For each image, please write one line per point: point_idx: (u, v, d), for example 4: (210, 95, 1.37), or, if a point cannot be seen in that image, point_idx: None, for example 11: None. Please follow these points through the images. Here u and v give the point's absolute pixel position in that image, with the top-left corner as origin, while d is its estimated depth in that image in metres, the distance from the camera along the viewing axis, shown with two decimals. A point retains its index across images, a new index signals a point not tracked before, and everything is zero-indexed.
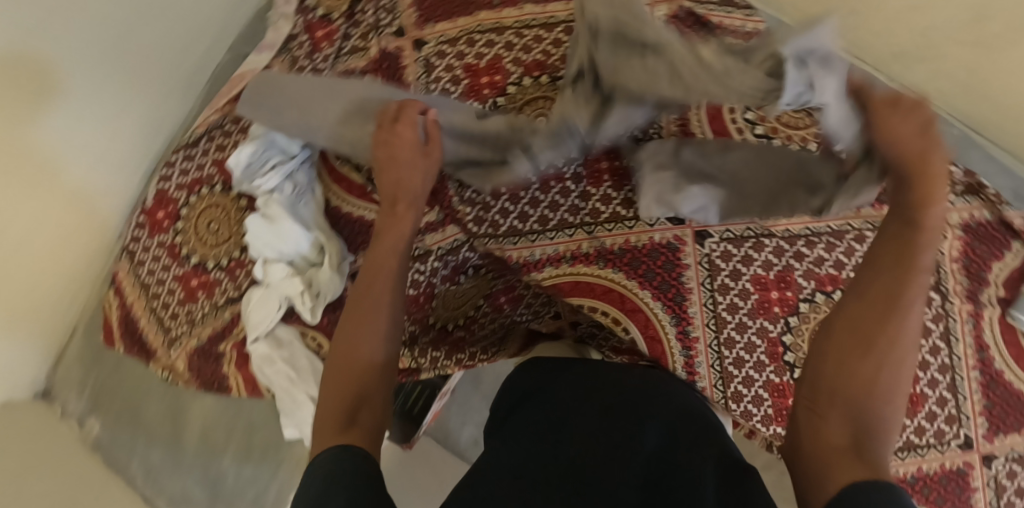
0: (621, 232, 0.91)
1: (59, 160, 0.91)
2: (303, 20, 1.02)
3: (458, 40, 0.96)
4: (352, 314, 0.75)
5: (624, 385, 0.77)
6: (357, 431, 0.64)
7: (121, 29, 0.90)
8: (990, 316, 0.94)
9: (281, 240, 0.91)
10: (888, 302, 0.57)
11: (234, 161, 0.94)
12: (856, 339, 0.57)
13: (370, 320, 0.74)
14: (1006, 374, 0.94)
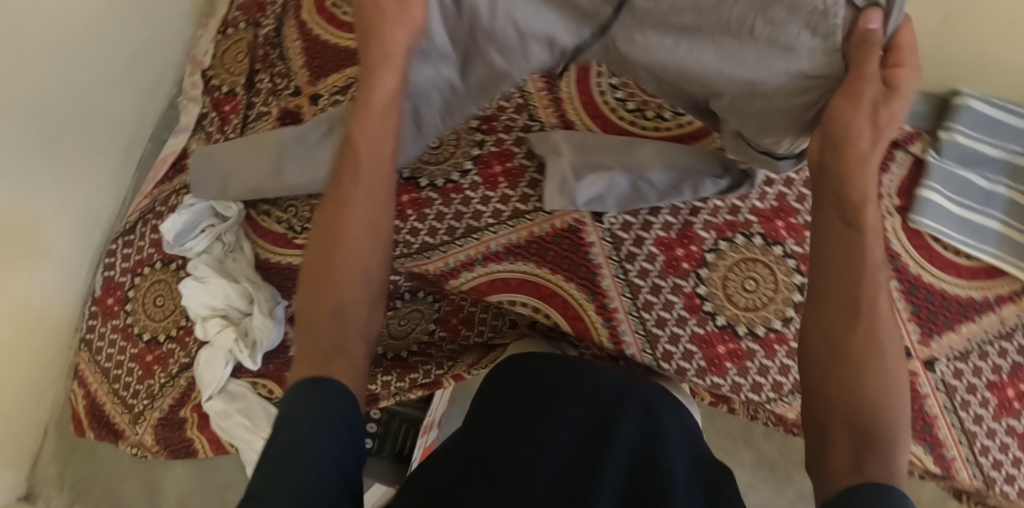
0: (524, 225, 0.97)
1: (21, 258, 0.97)
2: (208, 97, 1.10)
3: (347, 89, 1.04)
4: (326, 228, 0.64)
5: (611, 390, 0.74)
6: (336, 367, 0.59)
7: (50, 135, 0.96)
8: (893, 226, 0.97)
9: (214, 295, 0.98)
10: (839, 302, 0.57)
11: (166, 235, 1.02)
12: (830, 350, 0.56)
13: (359, 242, 0.64)
14: (924, 276, 0.96)
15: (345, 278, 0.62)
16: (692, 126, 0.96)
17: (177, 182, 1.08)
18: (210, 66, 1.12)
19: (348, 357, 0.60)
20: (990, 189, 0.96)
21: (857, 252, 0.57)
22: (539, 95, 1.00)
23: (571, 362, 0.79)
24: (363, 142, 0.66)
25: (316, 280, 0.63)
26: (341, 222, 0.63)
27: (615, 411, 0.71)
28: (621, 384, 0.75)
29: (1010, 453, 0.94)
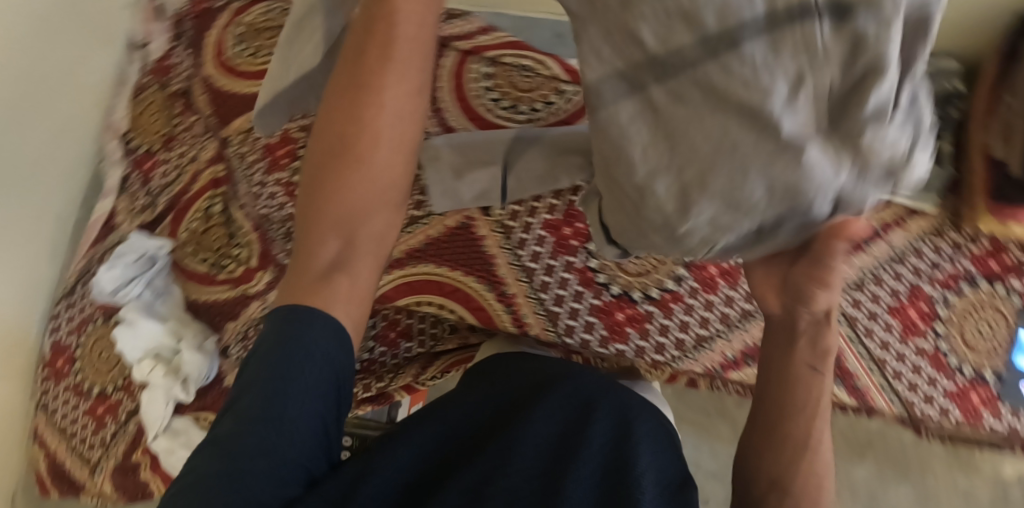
0: (421, 230, 1.02)
1: None
2: (129, 159, 1.18)
3: (252, 130, 1.12)
4: (331, 154, 0.56)
5: (600, 383, 0.66)
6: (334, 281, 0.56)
7: None
8: None
9: (143, 337, 1.04)
10: (783, 417, 0.64)
11: (95, 286, 1.06)
12: (776, 446, 0.63)
13: (357, 171, 0.56)
14: None
15: (354, 193, 0.56)
16: (565, 113, 1.01)
17: (109, 241, 1.15)
18: (128, 129, 1.19)
19: (347, 273, 0.56)
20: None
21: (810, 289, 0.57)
22: (422, 107, 1.07)
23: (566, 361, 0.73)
24: (385, 78, 0.54)
25: (325, 177, 0.57)
26: (362, 118, 0.55)
27: (592, 400, 0.63)
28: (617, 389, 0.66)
29: (922, 372, 0.98)
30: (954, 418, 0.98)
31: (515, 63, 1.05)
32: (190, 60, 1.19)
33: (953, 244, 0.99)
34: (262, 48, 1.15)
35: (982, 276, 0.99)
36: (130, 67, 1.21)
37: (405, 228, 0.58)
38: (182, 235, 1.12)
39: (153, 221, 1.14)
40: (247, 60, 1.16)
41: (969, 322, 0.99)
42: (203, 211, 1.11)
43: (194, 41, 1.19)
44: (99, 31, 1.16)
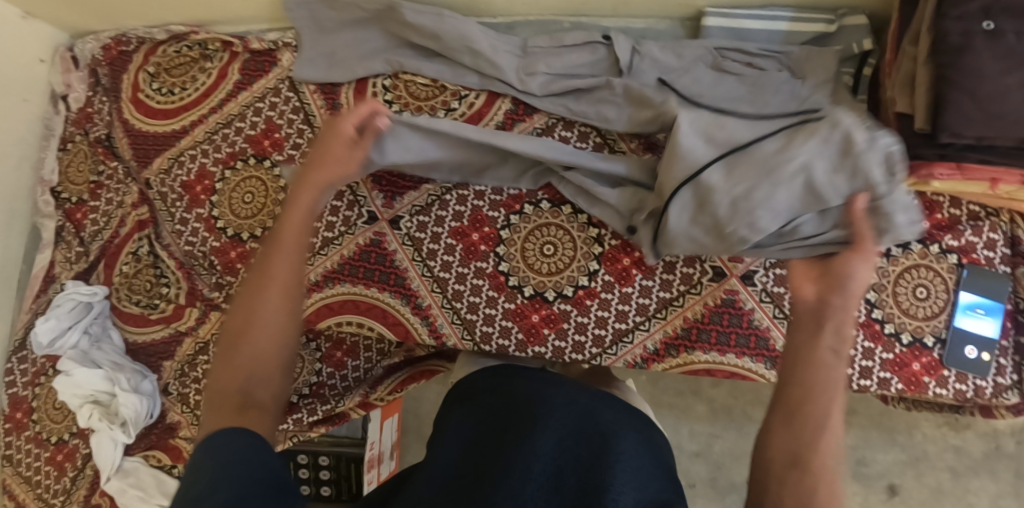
0: (335, 251, 1.02)
1: None
2: (61, 210, 1.21)
3: (170, 169, 1.13)
4: (232, 339, 0.74)
5: (585, 392, 0.82)
6: (252, 414, 0.70)
7: None
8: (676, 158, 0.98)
9: (79, 386, 1.07)
10: (805, 399, 0.64)
11: (35, 337, 1.10)
12: (783, 430, 0.64)
13: (250, 342, 0.73)
14: None
15: (254, 350, 0.73)
16: (464, 116, 1.02)
17: (50, 292, 1.18)
18: (58, 183, 1.22)
19: (261, 407, 0.71)
20: (759, 78, 0.93)
21: (834, 307, 0.66)
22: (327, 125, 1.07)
23: (527, 385, 0.83)
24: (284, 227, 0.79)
25: (236, 344, 0.74)
26: (269, 273, 0.76)
27: (590, 406, 0.79)
28: (580, 402, 0.80)
29: (856, 345, 0.94)
30: (896, 390, 0.94)
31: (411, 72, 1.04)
32: (110, 105, 1.20)
33: None
34: (176, 86, 1.16)
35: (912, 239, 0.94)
36: (56, 119, 1.23)
37: (268, 391, 0.72)
38: (117, 279, 1.14)
39: (89, 269, 1.17)
40: (162, 97, 1.16)
41: (902, 287, 0.94)
42: (133, 254, 1.13)
43: (110, 86, 1.20)
44: (17, 88, 1.19)
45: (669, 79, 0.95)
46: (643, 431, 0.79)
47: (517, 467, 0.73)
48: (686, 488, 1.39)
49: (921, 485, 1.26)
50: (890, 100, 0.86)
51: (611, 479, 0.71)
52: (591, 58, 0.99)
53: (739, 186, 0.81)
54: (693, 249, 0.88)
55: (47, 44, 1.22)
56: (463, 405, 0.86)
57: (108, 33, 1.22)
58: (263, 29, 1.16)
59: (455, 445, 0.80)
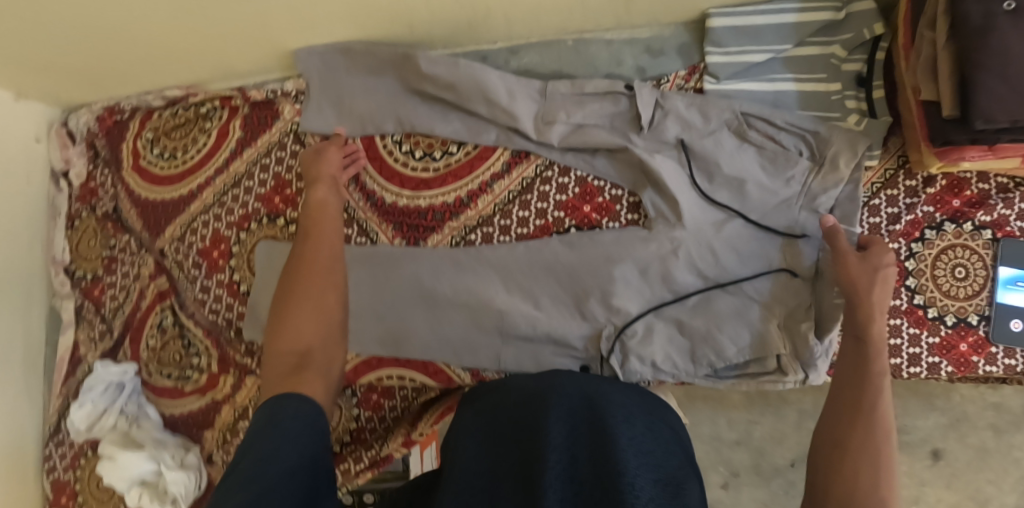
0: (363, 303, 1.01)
1: None
2: (79, 288, 1.19)
3: (183, 236, 1.12)
4: (287, 300, 0.81)
5: (587, 389, 0.82)
6: (308, 376, 0.73)
7: None
8: None
9: (127, 468, 1.04)
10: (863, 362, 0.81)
11: (70, 424, 1.09)
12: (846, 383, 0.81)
13: (298, 317, 0.79)
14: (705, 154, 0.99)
15: (302, 314, 0.79)
16: (476, 148, 1.02)
17: (79, 373, 1.17)
18: (71, 261, 1.20)
19: (312, 371, 0.74)
20: (779, 153, 0.92)
21: (862, 283, 0.82)
22: None
23: (534, 390, 0.83)
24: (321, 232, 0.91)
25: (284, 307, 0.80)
26: (315, 249, 0.88)
27: (596, 401, 0.80)
28: (585, 394, 0.80)
29: (903, 333, 0.94)
30: (946, 373, 0.93)
31: (424, 131, 1.03)
32: (112, 177, 1.19)
33: (907, 190, 0.94)
34: (177, 150, 1.15)
35: (945, 220, 0.93)
36: (59, 197, 1.21)
37: (323, 350, 0.77)
38: (146, 352, 1.12)
39: (115, 346, 1.15)
40: (165, 163, 1.16)
41: (940, 268, 0.93)
42: (159, 325, 1.12)
43: (110, 157, 1.19)
44: (16, 170, 1.16)
45: (693, 142, 0.93)
46: (648, 424, 0.80)
47: (528, 461, 0.72)
48: (730, 478, 1.39)
49: (965, 446, 1.25)
50: (912, 86, 0.85)
51: (623, 459, 0.70)
52: (613, 109, 0.96)
53: (699, 319, 0.91)
54: (663, 368, 0.92)
55: (39, 122, 1.19)
56: (478, 414, 0.85)
57: (100, 103, 1.20)
58: (259, 81, 1.14)
59: (475, 457, 0.78)
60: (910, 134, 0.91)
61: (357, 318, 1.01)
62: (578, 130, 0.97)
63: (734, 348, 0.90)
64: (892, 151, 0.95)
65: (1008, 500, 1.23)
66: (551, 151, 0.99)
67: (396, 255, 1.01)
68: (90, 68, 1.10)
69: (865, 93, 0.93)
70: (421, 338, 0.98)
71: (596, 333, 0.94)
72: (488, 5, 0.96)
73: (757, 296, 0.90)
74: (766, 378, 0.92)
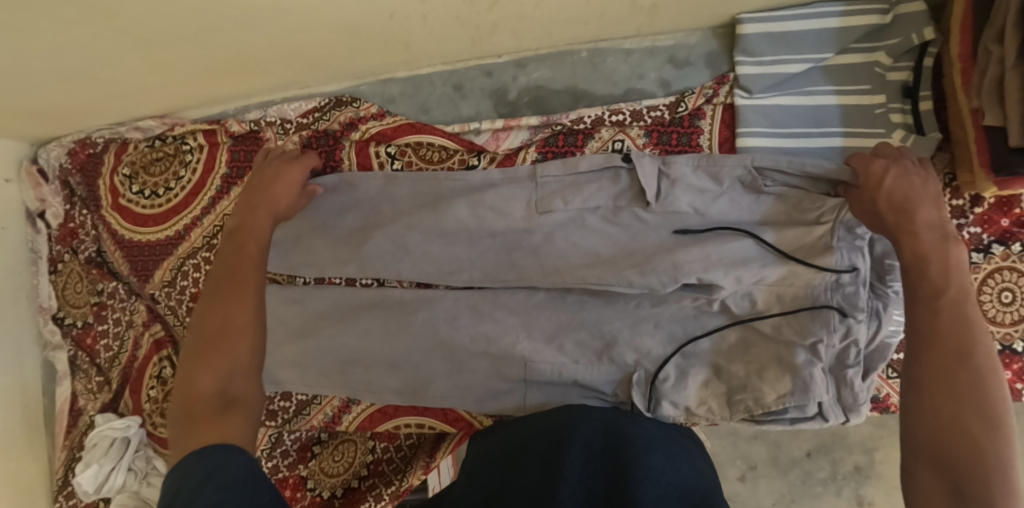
0: (376, 352, 0.95)
1: None
2: (70, 336, 1.14)
3: (174, 280, 1.05)
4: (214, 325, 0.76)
5: (607, 415, 0.82)
6: (233, 419, 0.70)
7: None
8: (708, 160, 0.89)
9: None
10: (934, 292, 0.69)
11: (77, 486, 1.03)
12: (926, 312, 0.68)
13: (225, 353, 0.74)
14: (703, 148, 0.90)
15: (228, 345, 0.75)
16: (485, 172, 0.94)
17: (81, 424, 1.13)
18: (59, 308, 1.15)
19: (240, 412, 0.71)
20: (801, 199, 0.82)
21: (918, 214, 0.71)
22: None
23: (553, 415, 0.82)
24: (243, 281, 0.81)
25: (206, 343, 0.75)
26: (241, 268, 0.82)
27: (617, 429, 0.78)
28: (605, 420, 0.80)
29: None
30: None
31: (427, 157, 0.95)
32: (92, 217, 1.11)
33: (953, 211, 0.87)
34: (159, 186, 1.07)
35: (992, 241, 0.87)
36: (39, 239, 1.15)
37: (249, 392, 0.73)
38: (149, 401, 1.07)
39: (114, 397, 1.10)
40: (147, 201, 1.07)
41: (986, 292, 0.88)
42: (159, 375, 1.06)
43: (88, 196, 1.11)
44: None
45: (707, 208, 0.84)
46: (672, 446, 0.79)
47: (545, 487, 0.70)
48: (747, 471, 1.34)
49: None
50: (971, 105, 0.77)
51: (639, 486, 0.69)
52: (614, 189, 0.86)
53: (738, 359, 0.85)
54: (697, 412, 0.87)
55: (10, 161, 1.11)
56: (490, 443, 0.85)
57: (71, 136, 1.11)
58: (241, 107, 1.04)
59: (490, 484, 0.76)
60: (962, 151, 0.82)
61: (369, 368, 0.96)
62: (577, 218, 0.87)
63: (773, 397, 0.83)
64: (939, 169, 0.86)
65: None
66: (555, 247, 0.88)
67: (410, 300, 0.95)
68: (54, 107, 1.01)
69: (912, 104, 0.84)
70: (440, 386, 0.94)
71: (625, 378, 0.89)
72: (488, 22, 0.85)
73: (808, 336, 0.80)
74: (807, 423, 0.84)
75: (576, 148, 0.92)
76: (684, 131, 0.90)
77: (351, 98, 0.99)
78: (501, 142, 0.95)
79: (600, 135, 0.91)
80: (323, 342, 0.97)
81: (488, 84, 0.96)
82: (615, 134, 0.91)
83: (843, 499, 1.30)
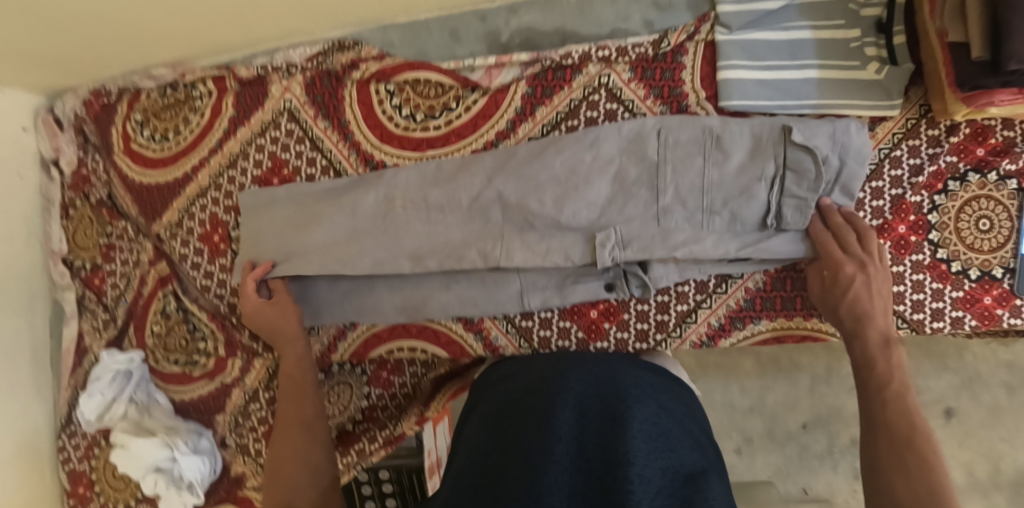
0: (357, 262, 0.95)
1: None
2: (79, 279, 1.18)
3: (181, 221, 1.09)
4: None
5: (601, 366, 0.73)
6: None
7: None
8: (693, 93, 0.92)
9: (138, 457, 1.03)
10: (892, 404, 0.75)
11: (81, 415, 1.09)
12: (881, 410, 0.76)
13: None
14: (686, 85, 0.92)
15: None
16: (479, 106, 0.97)
17: (86, 363, 1.17)
18: (68, 251, 1.19)
19: None
20: None
21: None
22: (338, 144, 1.02)
23: (544, 368, 0.75)
24: None
25: None
26: None
27: (613, 381, 0.70)
28: (598, 370, 0.72)
29: (925, 288, 0.91)
30: (970, 327, 0.91)
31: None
32: (104, 162, 1.16)
33: (930, 140, 0.89)
34: (168, 131, 1.11)
35: (969, 170, 0.89)
36: (51, 186, 1.19)
37: None
38: (152, 336, 1.11)
39: (120, 335, 1.15)
40: (157, 145, 1.12)
41: (964, 220, 0.90)
42: (162, 313, 1.11)
43: (100, 143, 1.16)
44: (6, 162, 1.14)
45: None
46: (665, 399, 0.72)
47: (534, 449, 0.62)
48: (743, 444, 1.28)
49: (978, 404, 1.18)
50: (938, 29, 0.81)
51: (634, 444, 0.62)
52: None
53: (695, 195, 0.82)
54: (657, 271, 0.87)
55: (27, 110, 1.17)
56: (474, 410, 0.77)
57: (86, 86, 1.17)
58: (249, 55, 1.10)
59: (483, 437, 0.69)
60: (933, 81, 0.85)
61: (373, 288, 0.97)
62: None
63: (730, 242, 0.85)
64: (914, 101, 0.89)
65: (1020, 458, 1.17)
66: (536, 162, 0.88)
67: (406, 213, 0.94)
68: (74, 53, 1.06)
69: (885, 39, 0.87)
70: (438, 300, 0.95)
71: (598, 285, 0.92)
72: None
73: (781, 161, 0.80)
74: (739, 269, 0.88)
75: (564, 82, 0.95)
76: (667, 67, 0.93)
77: (353, 43, 1.03)
78: (494, 78, 0.98)
79: (589, 68, 0.95)
80: (318, 263, 0.96)
81: (483, 28, 0.99)
82: (602, 70, 0.94)
83: (838, 473, 1.24)
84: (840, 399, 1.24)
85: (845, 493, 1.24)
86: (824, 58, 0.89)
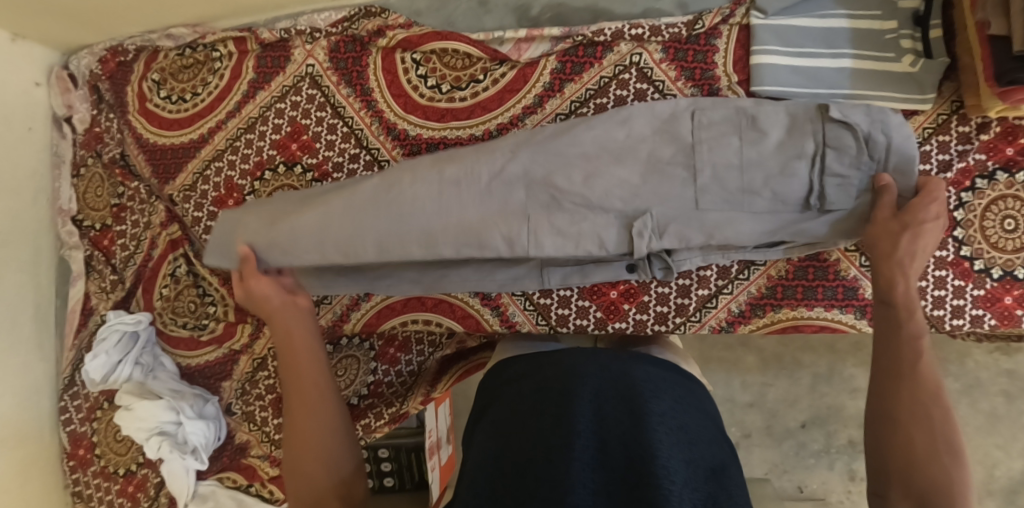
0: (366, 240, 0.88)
1: None
2: (88, 238, 1.16)
3: (195, 184, 1.08)
4: None
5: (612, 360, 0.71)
6: None
7: None
8: (724, 77, 0.91)
9: (143, 419, 1.02)
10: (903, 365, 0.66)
11: (85, 374, 1.06)
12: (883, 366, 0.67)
13: None
14: (717, 68, 0.91)
15: None
16: (507, 79, 0.96)
17: (92, 325, 1.15)
18: (78, 211, 1.18)
19: None
20: None
21: None
22: (361, 111, 1.01)
23: (556, 363, 0.72)
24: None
25: None
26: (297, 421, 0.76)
27: (628, 376, 0.68)
28: (612, 366, 0.70)
29: (947, 285, 0.90)
30: (988, 327, 0.90)
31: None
32: (118, 121, 1.14)
33: (959, 137, 0.88)
34: (186, 92, 1.10)
35: (997, 168, 0.88)
36: (63, 143, 1.18)
37: None
38: (162, 298, 1.10)
39: (127, 297, 1.13)
40: (174, 106, 1.10)
41: (989, 219, 0.89)
42: (172, 276, 1.09)
43: (114, 101, 1.14)
44: (18, 116, 1.12)
45: None
46: (681, 392, 0.71)
47: (553, 447, 0.61)
48: (742, 439, 1.28)
49: (977, 411, 1.17)
50: (978, 21, 0.80)
51: (657, 439, 0.61)
52: None
53: (730, 173, 0.80)
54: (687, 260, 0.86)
55: (42, 65, 1.15)
56: (482, 413, 0.75)
57: (102, 44, 1.15)
58: (272, 19, 1.08)
59: (494, 440, 0.67)
60: (968, 77, 0.84)
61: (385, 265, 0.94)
62: None
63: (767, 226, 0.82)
64: (946, 96, 0.88)
65: (1016, 467, 1.16)
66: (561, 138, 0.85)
67: (413, 185, 0.87)
68: (94, 9, 1.05)
69: (921, 32, 0.85)
70: (456, 274, 0.93)
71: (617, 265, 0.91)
72: None
73: (820, 139, 0.78)
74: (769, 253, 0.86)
75: (594, 59, 0.94)
76: (700, 49, 0.92)
77: (380, 10, 1.02)
78: (523, 51, 0.97)
79: (620, 46, 0.94)
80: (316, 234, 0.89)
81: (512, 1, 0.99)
82: (634, 49, 0.93)
83: (834, 473, 1.23)
84: (841, 399, 1.24)
85: (839, 493, 1.23)
86: (860, 48, 0.88)
